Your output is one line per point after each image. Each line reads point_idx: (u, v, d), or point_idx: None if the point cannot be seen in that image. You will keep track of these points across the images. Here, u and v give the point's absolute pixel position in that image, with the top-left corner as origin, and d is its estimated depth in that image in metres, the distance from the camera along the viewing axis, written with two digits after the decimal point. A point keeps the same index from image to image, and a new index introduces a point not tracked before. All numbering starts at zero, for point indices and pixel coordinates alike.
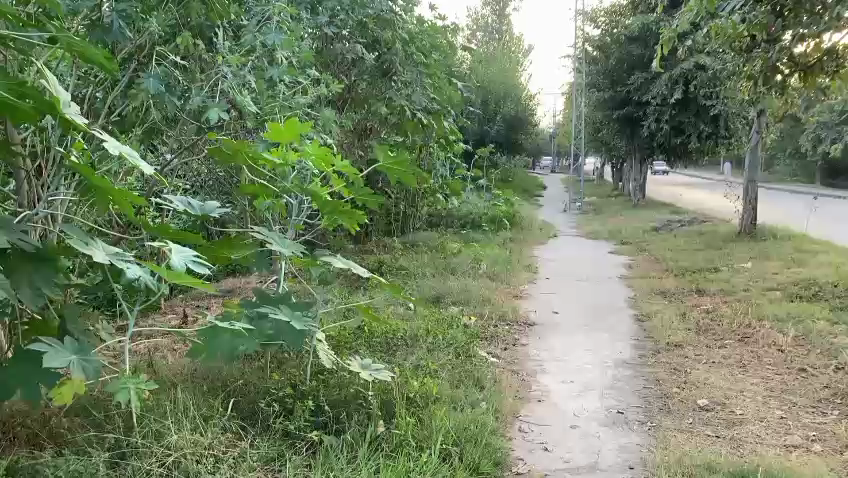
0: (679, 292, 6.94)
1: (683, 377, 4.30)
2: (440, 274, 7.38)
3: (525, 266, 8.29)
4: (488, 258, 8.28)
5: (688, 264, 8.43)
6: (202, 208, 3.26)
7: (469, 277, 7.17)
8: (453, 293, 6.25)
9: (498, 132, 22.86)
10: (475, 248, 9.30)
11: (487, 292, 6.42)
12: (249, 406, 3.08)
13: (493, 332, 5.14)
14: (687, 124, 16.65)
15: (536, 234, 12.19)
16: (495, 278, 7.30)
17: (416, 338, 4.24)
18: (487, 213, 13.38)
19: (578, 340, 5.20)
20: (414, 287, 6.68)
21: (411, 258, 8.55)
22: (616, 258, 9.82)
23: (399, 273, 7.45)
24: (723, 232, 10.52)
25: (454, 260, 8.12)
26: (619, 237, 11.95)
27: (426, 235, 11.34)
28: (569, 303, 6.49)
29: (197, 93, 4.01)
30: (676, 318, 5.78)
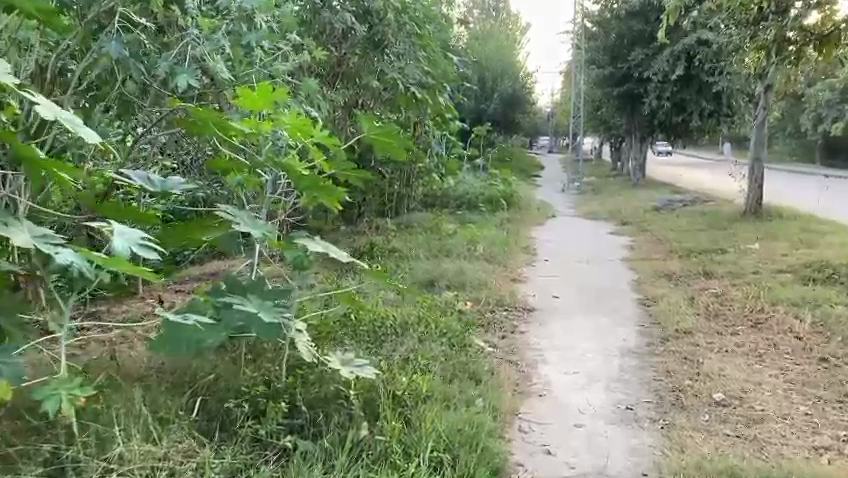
0: (684, 275, 6.61)
1: (696, 367, 3.97)
2: (434, 256, 7.03)
3: (523, 248, 7.95)
4: (484, 240, 7.93)
5: (692, 245, 8.09)
6: (164, 183, 2.89)
7: (464, 260, 6.83)
8: (447, 276, 5.90)
9: (495, 111, 22.41)
10: (471, 229, 8.94)
11: (483, 276, 6.08)
12: (217, 406, 2.76)
13: (490, 318, 4.81)
14: (689, 101, 16.24)
15: (534, 215, 11.84)
16: (491, 261, 6.96)
17: (407, 326, 3.91)
18: (484, 193, 13.02)
19: (580, 326, 4.87)
20: (406, 270, 6.34)
21: (404, 240, 8.20)
22: (617, 239, 9.48)
23: (391, 255, 7.11)
24: (727, 212, 10.18)
25: (449, 241, 7.78)
26: (619, 217, 11.61)
27: (421, 216, 10.98)
28: (570, 287, 6.15)
29: (165, 57, 3.62)
30: (683, 302, 5.45)
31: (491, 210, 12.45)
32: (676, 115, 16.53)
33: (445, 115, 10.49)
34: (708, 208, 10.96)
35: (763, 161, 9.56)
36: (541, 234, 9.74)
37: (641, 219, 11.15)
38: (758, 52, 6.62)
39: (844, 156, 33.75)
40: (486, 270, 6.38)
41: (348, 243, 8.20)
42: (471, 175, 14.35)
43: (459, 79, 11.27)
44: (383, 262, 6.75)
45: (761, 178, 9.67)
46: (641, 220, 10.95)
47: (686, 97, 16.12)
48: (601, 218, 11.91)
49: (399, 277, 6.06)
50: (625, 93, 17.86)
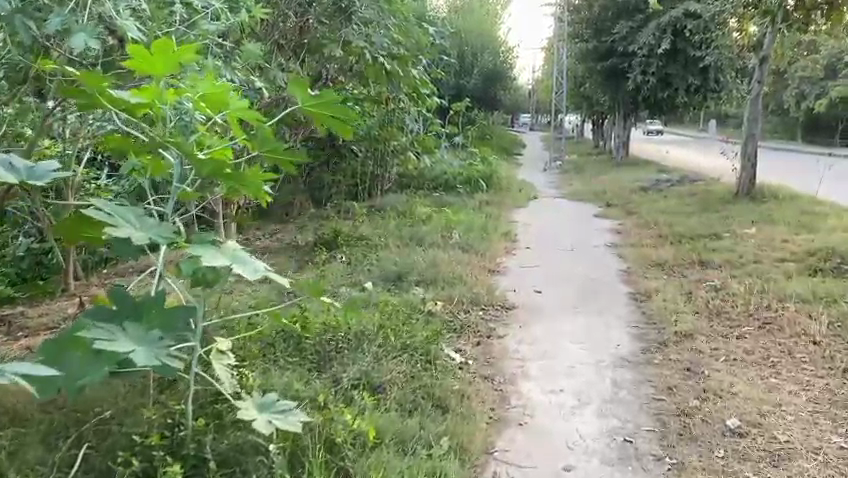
0: (679, 265, 6.03)
1: (701, 382, 3.39)
2: (406, 245, 6.40)
3: (502, 234, 7.33)
4: (461, 225, 7.30)
5: (684, 230, 7.52)
6: (32, 172, 2.22)
7: (437, 249, 6.20)
8: (418, 269, 5.27)
9: (475, 87, 21.69)
10: (447, 213, 8.29)
11: (458, 268, 5.46)
12: (103, 463, 2.17)
13: (464, 321, 4.19)
14: (675, 77, 15.64)
15: (515, 196, 11.22)
16: (468, 250, 6.33)
17: (363, 338, 3.29)
18: (463, 173, 12.36)
19: (567, 328, 4.27)
20: (374, 262, 5.71)
21: (374, 227, 7.54)
22: (603, 223, 8.90)
23: (358, 244, 6.45)
24: (718, 193, 9.63)
25: (423, 228, 7.14)
26: (605, 198, 11.02)
27: (396, 198, 10.32)
28: (554, 279, 5.55)
29: (58, 12, 2.85)
30: (681, 298, 4.86)
31: (469, 190, 11.81)
32: (661, 91, 15.96)
33: (420, 90, 9.79)
34: (697, 188, 10.40)
35: (757, 139, 9.01)
36: (521, 217, 9.13)
37: (626, 200, 10.57)
38: (762, 17, 5.97)
39: (826, 133, 33.50)
40: (461, 261, 5.76)
41: (313, 230, 7.54)
42: (449, 154, 13.66)
43: (435, 51, 10.56)
44: (349, 252, 6.11)
45: (754, 157, 9.12)
46: (627, 202, 10.37)
47: (673, 72, 15.51)
48: (585, 199, 11.32)
49: (365, 271, 5.41)
50: (609, 68, 17.20)
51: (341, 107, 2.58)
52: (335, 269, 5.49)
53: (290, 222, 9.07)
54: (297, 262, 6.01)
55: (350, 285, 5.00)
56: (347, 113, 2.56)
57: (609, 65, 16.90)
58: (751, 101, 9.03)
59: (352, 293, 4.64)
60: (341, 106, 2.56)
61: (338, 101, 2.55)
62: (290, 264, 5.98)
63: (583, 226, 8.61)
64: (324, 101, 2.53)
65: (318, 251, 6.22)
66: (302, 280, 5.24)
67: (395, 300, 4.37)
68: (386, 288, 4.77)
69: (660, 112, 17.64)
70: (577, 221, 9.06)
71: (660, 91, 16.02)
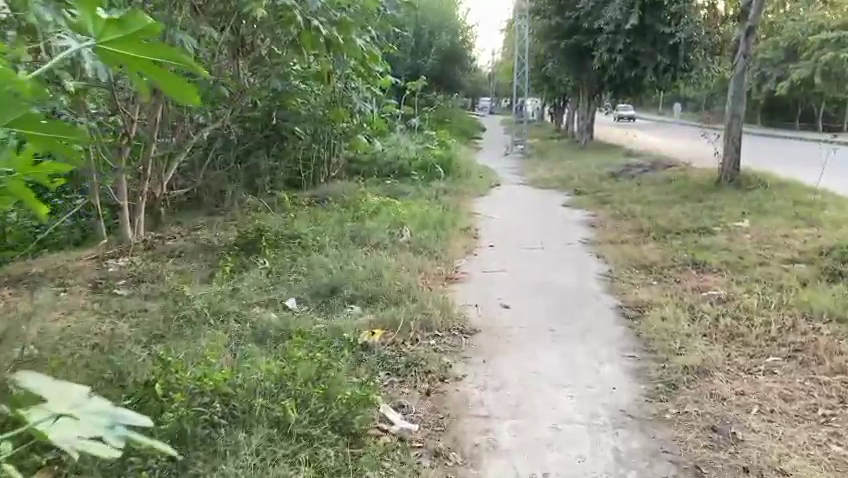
0: (669, 267, 5.08)
1: (738, 453, 2.43)
2: (346, 245, 5.33)
3: (460, 230, 6.31)
4: (413, 220, 6.25)
5: (667, 222, 6.61)
6: None
7: (383, 250, 5.16)
8: (357, 277, 4.23)
9: (433, 68, 20.67)
10: (397, 204, 7.26)
11: (407, 277, 4.43)
12: None
13: (410, 359, 3.14)
14: (643, 55, 14.87)
15: (476, 183, 10.22)
16: (420, 250, 5.30)
17: (251, 413, 2.24)
18: (420, 157, 11.25)
19: (543, 361, 3.27)
20: (304, 270, 4.65)
21: (312, 222, 6.46)
22: (573, 213, 7.97)
23: (288, 244, 5.38)
24: (697, 179, 8.76)
25: (368, 222, 6.09)
26: (573, 185, 10.08)
27: (343, 186, 9.23)
28: (525, 289, 4.54)
29: None
30: (681, 314, 3.90)
31: (425, 177, 10.73)
32: (628, 70, 15.17)
33: (369, 64, 8.70)
34: (673, 173, 9.51)
35: (742, 119, 8.14)
36: (482, 208, 8.12)
37: (596, 187, 9.64)
38: None
39: (783, 115, 33.41)
40: (410, 267, 4.73)
41: (241, 226, 6.43)
42: (404, 138, 12.58)
43: (386, 21, 9.48)
44: (275, 256, 5.03)
45: (739, 140, 8.24)
46: (598, 189, 9.43)
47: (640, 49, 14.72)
48: (552, 186, 10.38)
49: (289, 284, 4.34)
50: (573, 47, 16.33)
51: (185, 85, 1.37)
52: (254, 281, 4.42)
53: (220, 216, 7.94)
54: (210, 269, 4.92)
55: (267, 304, 3.93)
56: (191, 98, 1.35)
57: (573, 44, 16.05)
58: (736, 77, 8.14)
59: (264, 318, 3.56)
60: (182, 84, 1.35)
61: (176, 75, 1.33)
62: (201, 273, 4.88)
63: (551, 217, 7.64)
64: (145, 75, 1.30)
65: (238, 256, 5.10)
66: (209, 295, 4.17)
67: (318, 330, 3.32)
68: (312, 312, 3.69)
69: (625, 94, 16.82)
70: (544, 211, 8.10)
71: (628, 70, 15.21)
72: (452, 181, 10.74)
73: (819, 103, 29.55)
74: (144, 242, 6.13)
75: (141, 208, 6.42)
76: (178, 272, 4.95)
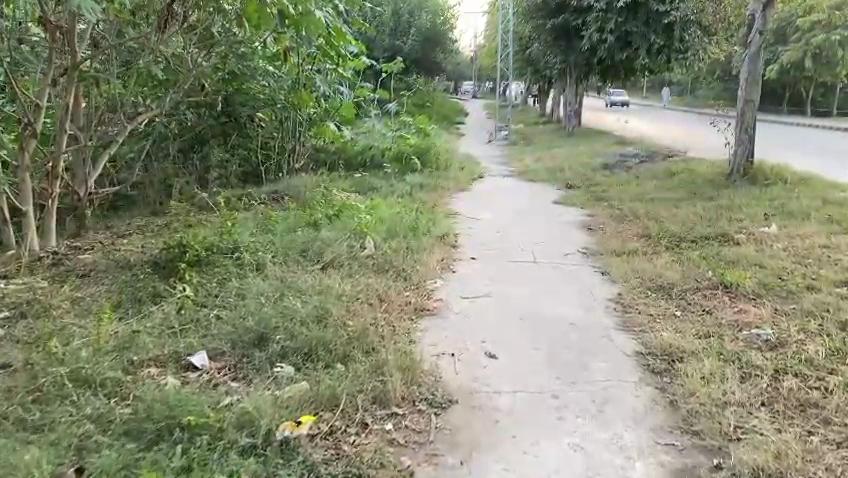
0: (695, 289, 4.09)
1: None
2: (293, 264, 4.29)
3: (436, 239, 5.28)
4: (380, 226, 5.21)
5: (679, 227, 5.65)
6: None
7: (338, 271, 4.12)
8: (294, 318, 3.20)
9: (413, 49, 19.54)
10: (364, 204, 6.22)
11: (362, 315, 3.40)
12: None
13: (352, 468, 2.12)
14: (636, 35, 13.91)
15: (455, 176, 9.19)
16: (384, 270, 4.27)
17: None
18: (394, 146, 10.18)
19: (548, 461, 2.26)
20: (231, 305, 3.60)
21: (259, 230, 5.40)
22: (567, 212, 6.96)
23: (220, 266, 4.33)
24: (704, 172, 7.80)
25: (324, 229, 5.05)
26: (564, 178, 9.08)
27: (305, 179, 8.16)
28: (517, 327, 3.51)
29: None
30: (728, 369, 2.91)
31: (401, 169, 9.68)
32: (620, 51, 14.21)
33: (335, 41, 7.63)
34: (675, 165, 8.55)
35: (757, 104, 7.16)
36: (464, 207, 7.07)
37: (591, 180, 8.65)
38: None
39: (771, 98, 32.66)
40: (369, 298, 3.70)
41: (173, 235, 5.36)
42: (379, 125, 11.47)
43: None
44: (199, 283, 3.99)
45: (752, 128, 7.26)
46: (593, 182, 8.44)
47: (633, 28, 13.75)
48: (540, 178, 9.37)
49: (205, 329, 3.30)
50: (561, 26, 15.32)
51: None
52: (162, 324, 3.37)
53: (158, 217, 6.84)
54: (115, 299, 3.86)
55: (168, 365, 2.89)
56: None
57: (560, 22, 15.08)
58: (750, 56, 7.12)
59: (152, 392, 2.52)
60: None
61: None
62: (103, 303, 3.82)
63: (543, 218, 6.63)
64: None
65: (154, 282, 4.03)
66: (95, 344, 3.11)
67: (223, 419, 2.29)
68: (223, 386, 2.66)
69: (615, 77, 15.84)
70: (534, 210, 7.09)
71: (619, 51, 14.24)
72: (430, 173, 9.71)
73: (809, 88, 28.77)
74: (52, 254, 5.03)
75: (52, 214, 5.33)
76: (74, 303, 3.87)
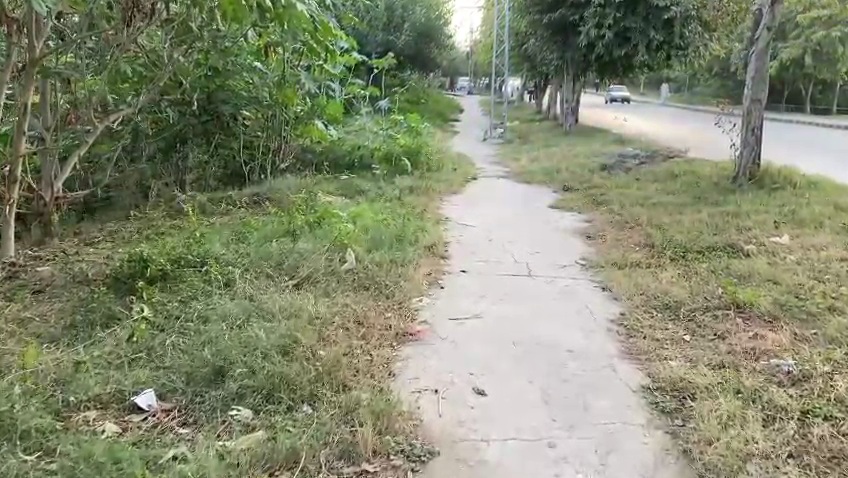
0: (705, 310, 3.75)
1: None
2: (266, 280, 3.93)
3: (424, 249, 4.91)
4: (364, 236, 4.85)
5: (684, 236, 5.30)
6: None
7: (314, 289, 3.77)
8: (257, 349, 2.84)
9: (406, 45, 19.13)
10: (348, 210, 5.86)
11: (336, 343, 3.03)
12: None
13: None
14: (635, 30, 13.52)
15: (448, 177, 8.82)
16: (364, 287, 3.91)
17: None
18: (384, 146, 9.81)
19: None
20: (191, 330, 3.24)
21: (233, 241, 5.04)
22: (563, 217, 6.61)
23: (184, 283, 3.97)
24: (708, 175, 7.45)
25: (303, 239, 4.69)
26: (560, 180, 8.72)
27: (290, 181, 7.80)
28: (508, 355, 3.15)
29: None
30: (749, 411, 2.56)
31: (391, 170, 9.32)
32: (618, 48, 13.81)
33: (321, 36, 7.26)
34: (676, 167, 8.20)
35: (764, 104, 6.83)
36: (456, 213, 6.70)
37: (588, 182, 8.30)
38: None
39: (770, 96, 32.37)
40: (345, 321, 3.34)
41: (142, 245, 5.00)
42: (369, 124, 11.09)
43: None
44: (160, 304, 3.62)
45: (759, 128, 6.91)
46: (591, 185, 8.08)
47: (632, 24, 13.40)
48: (536, 179, 9.01)
49: (157, 359, 2.94)
50: (558, 21, 14.95)
51: None
52: (111, 353, 3.01)
53: (133, 221, 6.47)
54: (66, 321, 3.50)
55: (109, 407, 2.53)
56: None
57: (557, 18, 14.65)
58: (757, 53, 6.77)
59: (82, 446, 2.16)
60: None
61: None
62: (51, 326, 3.44)
63: (538, 224, 6.27)
64: None
65: (110, 301, 3.66)
66: (29, 378, 2.74)
67: None
68: (167, 437, 2.29)
69: (614, 73, 15.50)
70: (529, 215, 6.73)
71: (617, 47, 13.82)
72: (422, 174, 9.35)
73: (807, 85, 28.46)
74: (8, 265, 4.65)
75: (11, 220, 4.95)
76: (19, 325, 3.49)
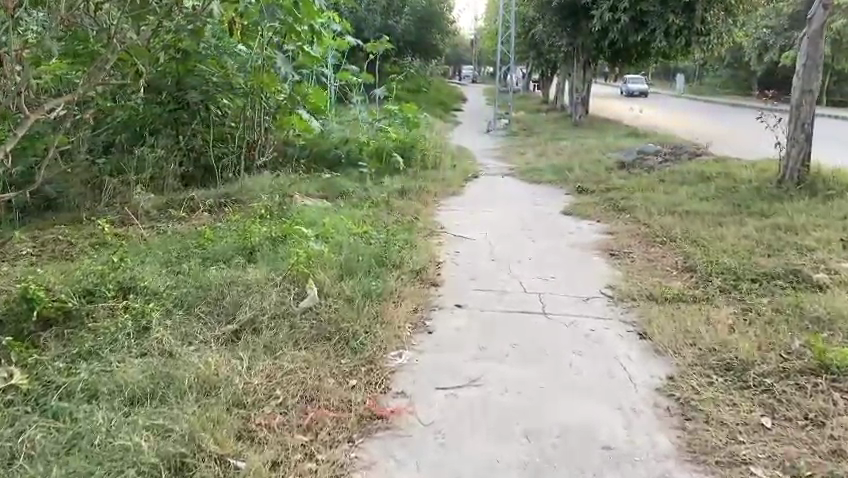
0: (784, 377, 2.77)
1: None
2: (193, 328, 2.95)
3: (410, 274, 3.94)
4: (335, 257, 3.87)
5: (730, 258, 4.32)
6: None
7: (253, 343, 2.79)
8: (134, 467, 1.88)
9: (406, 30, 18.14)
10: (323, 219, 4.90)
11: (263, 449, 2.06)
12: None
13: None
14: (652, 14, 12.47)
15: (446, 175, 7.86)
16: (324, 337, 2.93)
17: None
18: (375, 140, 8.82)
19: None
20: (58, 417, 2.25)
21: (176, 262, 4.08)
22: (579, 226, 5.62)
23: (82, 332, 2.98)
24: (745, 178, 6.46)
25: (256, 264, 3.72)
26: (573, 179, 7.73)
27: (267, 179, 6.82)
28: (518, 459, 2.16)
29: None
30: None
31: (381, 168, 8.34)
32: (634, 34, 12.82)
33: None
34: (705, 167, 7.21)
35: (816, 95, 5.85)
36: (453, 221, 5.70)
37: (604, 183, 7.32)
38: None
39: (781, 87, 31.41)
40: (286, 402, 2.36)
41: (61, 265, 4.03)
42: (361, 115, 10.09)
43: None
44: (37, 366, 2.64)
45: (810, 124, 5.92)
46: (608, 186, 7.09)
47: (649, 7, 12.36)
48: (545, 178, 8.01)
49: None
50: (568, 5, 13.91)
51: None
52: None
53: (73, 228, 5.51)
54: None
55: None
56: None
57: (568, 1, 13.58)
58: (810, 35, 5.78)
59: None
60: None
61: None
62: None
63: (549, 236, 5.29)
64: None
65: None
66: None
67: None
68: None
69: (628, 61, 14.47)
70: (538, 223, 5.74)
71: (633, 33, 12.83)
72: (416, 173, 8.37)
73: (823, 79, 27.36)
74: None
75: None
76: None
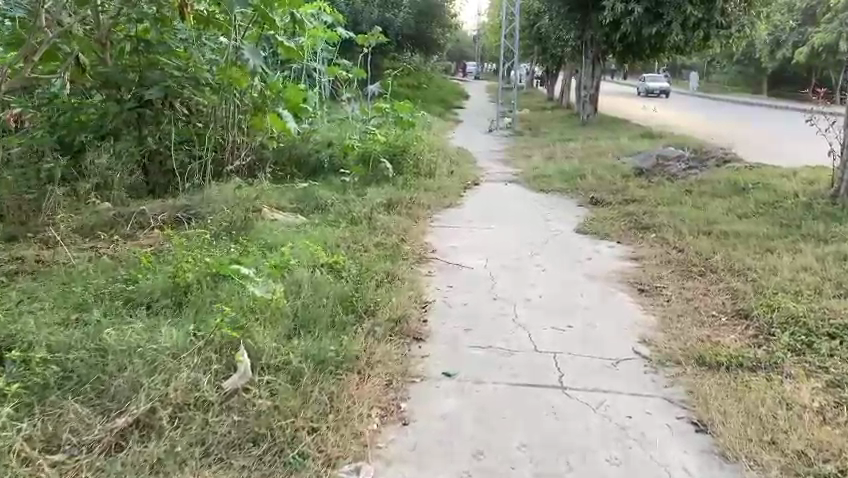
0: None
1: None
2: (63, 429, 2.06)
3: (385, 324, 3.05)
4: (288, 304, 2.97)
5: (793, 301, 3.42)
6: None
7: (140, 459, 1.92)
8: None
9: (405, 23, 17.22)
10: (287, 245, 4.00)
11: None
12: None
13: None
14: (668, 5, 11.55)
15: (441, 182, 6.97)
16: (247, 446, 2.03)
17: None
18: (361, 143, 7.87)
19: None
20: None
21: (89, 306, 3.17)
22: (597, 250, 4.71)
23: None
24: (787, 190, 5.56)
25: (183, 318, 2.83)
26: (586, 187, 6.82)
27: (234, 186, 5.93)
28: None
29: None
30: None
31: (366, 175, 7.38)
32: (648, 26, 11.82)
33: None
34: (736, 176, 6.32)
35: None
36: (447, 243, 4.78)
37: (621, 192, 6.42)
38: None
39: (792, 86, 30.46)
40: None
41: None
42: (351, 114, 9.20)
43: None
44: None
45: None
46: (626, 197, 6.19)
47: None
48: (554, 186, 7.11)
49: None
50: None
51: None
52: None
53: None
54: None
55: None
56: None
57: None
58: None
59: None
60: None
61: None
62: None
63: (561, 264, 4.38)
64: None
65: None
66: None
67: None
68: None
69: (640, 56, 13.55)
70: (548, 245, 4.83)
71: (647, 25, 11.83)
72: (407, 181, 7.34)
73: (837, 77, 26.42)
74: None
75: None
76: None
